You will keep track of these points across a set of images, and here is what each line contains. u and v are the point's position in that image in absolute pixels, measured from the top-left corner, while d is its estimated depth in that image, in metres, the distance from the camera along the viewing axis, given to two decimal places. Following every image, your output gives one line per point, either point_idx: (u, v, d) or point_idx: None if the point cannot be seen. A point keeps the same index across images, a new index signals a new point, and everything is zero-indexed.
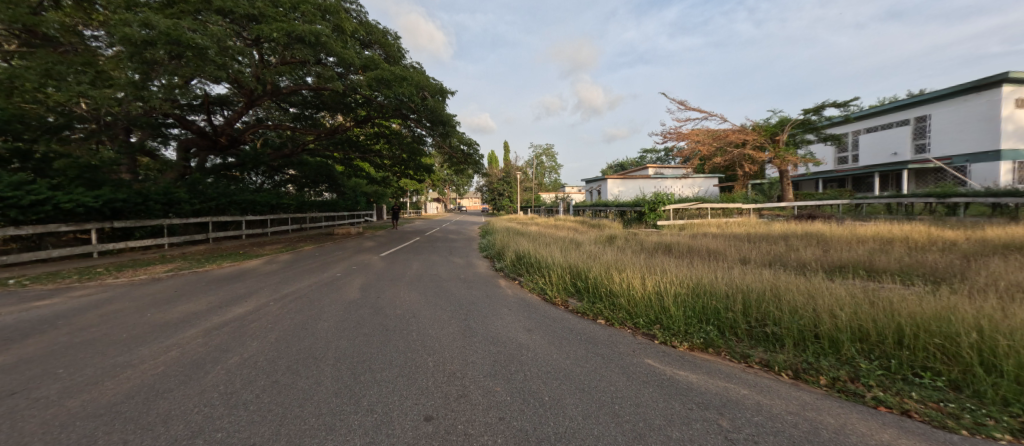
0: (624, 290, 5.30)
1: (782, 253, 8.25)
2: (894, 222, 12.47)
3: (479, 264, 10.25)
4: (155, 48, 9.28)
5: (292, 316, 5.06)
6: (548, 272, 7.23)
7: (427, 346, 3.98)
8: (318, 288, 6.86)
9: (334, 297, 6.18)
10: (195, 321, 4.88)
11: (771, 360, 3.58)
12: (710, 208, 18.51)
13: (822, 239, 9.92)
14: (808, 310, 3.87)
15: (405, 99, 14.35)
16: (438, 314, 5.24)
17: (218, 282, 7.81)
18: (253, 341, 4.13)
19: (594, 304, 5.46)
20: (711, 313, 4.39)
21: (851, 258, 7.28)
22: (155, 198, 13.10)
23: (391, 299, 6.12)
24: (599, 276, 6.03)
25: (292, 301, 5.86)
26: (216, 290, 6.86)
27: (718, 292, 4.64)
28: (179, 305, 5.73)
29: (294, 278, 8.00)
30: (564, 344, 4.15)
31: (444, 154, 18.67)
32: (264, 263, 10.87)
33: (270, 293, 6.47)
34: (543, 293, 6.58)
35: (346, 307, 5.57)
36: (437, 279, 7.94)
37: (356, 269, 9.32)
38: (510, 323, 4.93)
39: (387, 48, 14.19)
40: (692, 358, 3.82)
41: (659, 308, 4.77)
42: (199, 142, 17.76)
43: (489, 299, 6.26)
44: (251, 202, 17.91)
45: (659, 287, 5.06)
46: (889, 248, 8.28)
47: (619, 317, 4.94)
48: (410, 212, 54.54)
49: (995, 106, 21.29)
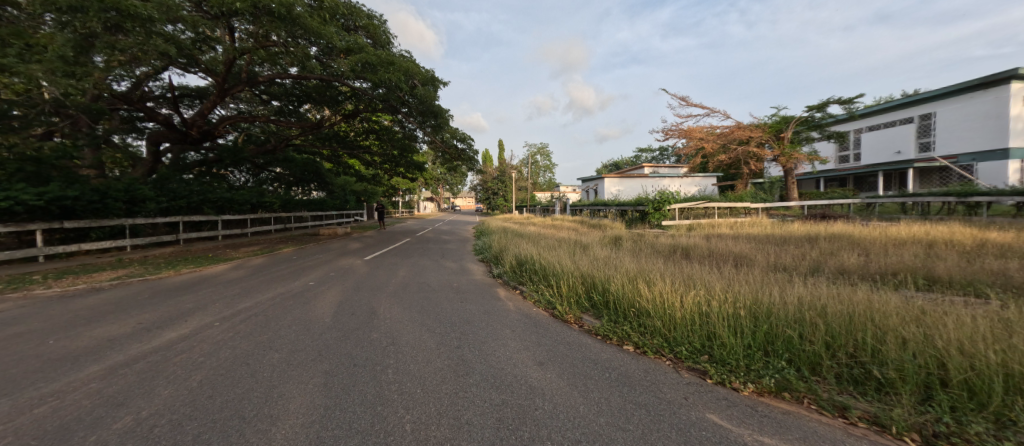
0: (655, 307, 4.26)
1: (817, 258, 7.29)
2: (921, 222, 11.54)
3: (474, 270, 9.12)
4: (86, 15, 8.17)
5: (239, 344, 3.95)
6: (556, 282, 6.15)
7: (405, 396, 2.90)
8: (283, 302, 5.70)
9: (297, 315, 5.05)
10: (105, 353, 3.73)
11: (882, 415, 2.54)
12: (717, 208, 17.56)
13: (854, 242, 8.96)
14: (926, 348, 2.83)
15: (393, 87, 13.20)
16: (424, 340, 4.14)
17: (165, 293, 6.63)
18: (167, 387, 3.02)
19: (617, 324, 4.44)
20: (775, 342, 3.39)
21: (902, 264, 6.34)
22: (114, 196, 11.86)
23: (372, 316, 5.07)
24: (624, 289, 4.93)
25: (247, 321, 4.76)
26: (157, 304, 5.67)
27: (782, 312, 3.62)
28: (98, 328, 4.55)
29: (258, 288, 6.81)
30: (590, 388, 3.09)
31: (437, 150, 17.54)
32: (231, 268, 9.62)
33: (219, 309, 5.31)
34: (552, 308, 5.52)
35: (312, 328, 4.48)
36: (426, 289, 6.80)
37: (334, 276, 8.15)
38: (515, 352, 3.86)
39: (373, 33, 13.06)
40: (767, 410, 2.78)
41: (705, 335, 3.74)
42: (168, 135, 16.26)
43: (488, 317, 5.16)
44: (229, 201, 16.60)
45: (704, 306, 4.03)
46: (936, 252, 7.35)
47: (654, 343, 3.89)
48: (402, 211, 53.12)
49: (1003, 103, 20.67)
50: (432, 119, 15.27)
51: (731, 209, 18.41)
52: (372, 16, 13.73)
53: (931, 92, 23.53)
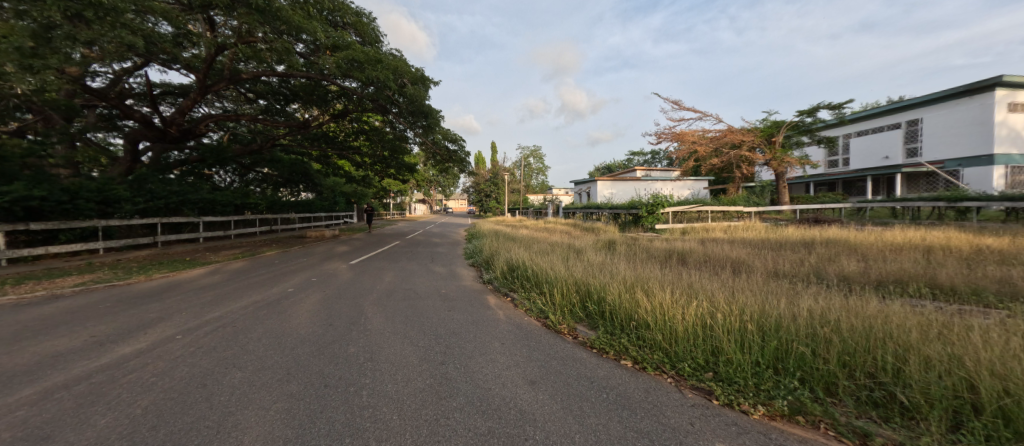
0: (655, 318, 3.98)
1: (816, 264, 7.12)
2: (914, 227, 11.49)
3: (463, 275, 8.78)
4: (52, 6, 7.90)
5: (198, 362, 3.57)
6: (549, 290, 5.85)
7: (378, 425, 2.56)
8: (257, 312, 5.30)
9: (270, 326, 4.67)
10: (45, 372, 3.34)
11: (909, 443, 2.26)
12: (711, 211, 17.47)
13: (850, 247, 8.82)
14: (953, 368, 2.58)
15: (382, 86, 12.87)
16: (404, 354, 3.80)
17: (130, 300, 6.20)
18: (105, 414, 2.65)
19: (613, 336, 4.16)
20: (785, 358, 3.12)
21: (903, 271, 6.16)
22: (85, 196, 11.34)
23: (352, 326, 4.71)
24: (620, 298, 4.64)
25: (214, 333, 4.38)
26: (118, 314, 5.25)
27: (792, 326, 3.36)
28: (44, 342, 4.13)
29: (233, 295, 6.39)
30: (585, 413, 2.78)
31: (427, 152, 17.17)
32: (207, 273, 9.16)
33: (186, 320, 4.92)
34: (545, 317, 5.22)
35: (284, 341, 4.11)
36: (412, 297, 6.43)
37: (315, 282, 7.76)
38: (503, 368, 3.55)
39: (361, 30, 12.71)
40: (781, 438, 2.48)
41: (710, 350, 3.47)
42: (146, 133, 15.61)
43: (476, 327, 4.83)
44: (211, 202, 16.03)
45: (708, 318, 3.76)
46: (935, 258, 7.21)
47: (654, 358, 3.61)
48: (393, 213, 52.48)
49: (988, 110, 20.95)
50: (423, 119, 14.91)
51: (724, 212, 18.38)
52: (361, 13, 13.38)
53: (918, 98, 23.82)
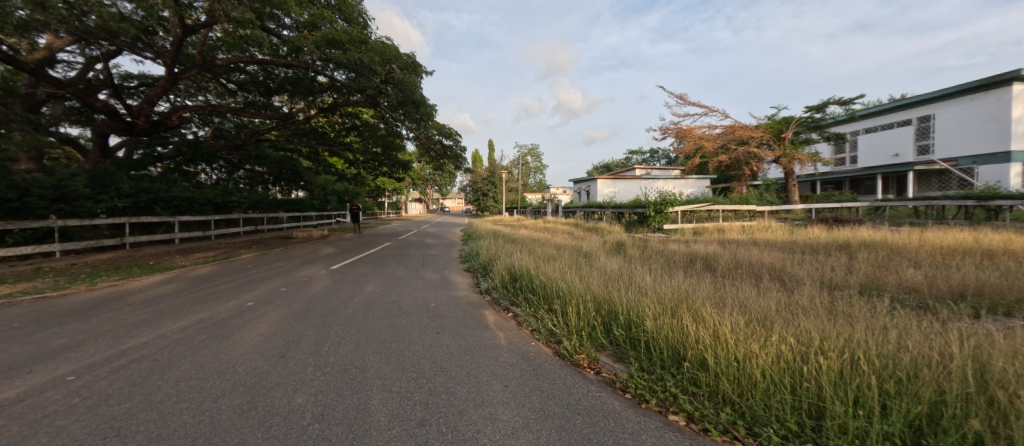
0: (716, 357, 2.94)
1: (868, 271, 6.07)
2: (951, 228, 10.41)
3: (457, 283, 7.67)
4: None
5: (69, 427, 2.47)
6: (561, 306, 4.82)
7: None
8: (195, 337, 4.20)
9: (201, 360, 3.57)
10: None
11: None
12: (722, 210, 16.44)
13: (894, 250, 7.79)
14: None
15: (368, 70, 11.80)
16: (369, 411, 2.72)
17: (47, 319, 5.04)
18: None
19: (654, 377, 3.10)
20: (936, 434, 2.04)
21: (982, 280, 5.07)
22: (36, 194, 10.17)
23: (309, 360, 3.64)
24: (660, 322, 3.60)
25: (119, 374, 3.26)
26: (15, 341, 4.12)
27: (932, 381, 2.30)
28: None
29: (176, 312, 5.24)
30: None
31: (421, 147, 16.07)
32: (164, 280, 7.98)
33: (96, 350, 3.82)
34: (557, 343, 4.17)
35: (208, 388, 3.02)
36: (394, 314, 5.32)
37: (285, 292, 6.64)
38: (506, 436, 2.45)
39: (345, 9, 11.66)
40: None
41: (805, 410, 2.40)
42: (113, 125, 14.12)
43: (470, 359, 3.76)
44: (187, 200, 14.84)
45: (796, 361, 2.71)
46: (1004, 265, 6.14)
47: (719, 415, 2.55)
48: (388, 213, 51.32)
49: (1005, 105, 19.98)
50: (415, 111, 13.79)
51: (735, 212, 17.34)
52: None
53: (932, 93, 22.84)
